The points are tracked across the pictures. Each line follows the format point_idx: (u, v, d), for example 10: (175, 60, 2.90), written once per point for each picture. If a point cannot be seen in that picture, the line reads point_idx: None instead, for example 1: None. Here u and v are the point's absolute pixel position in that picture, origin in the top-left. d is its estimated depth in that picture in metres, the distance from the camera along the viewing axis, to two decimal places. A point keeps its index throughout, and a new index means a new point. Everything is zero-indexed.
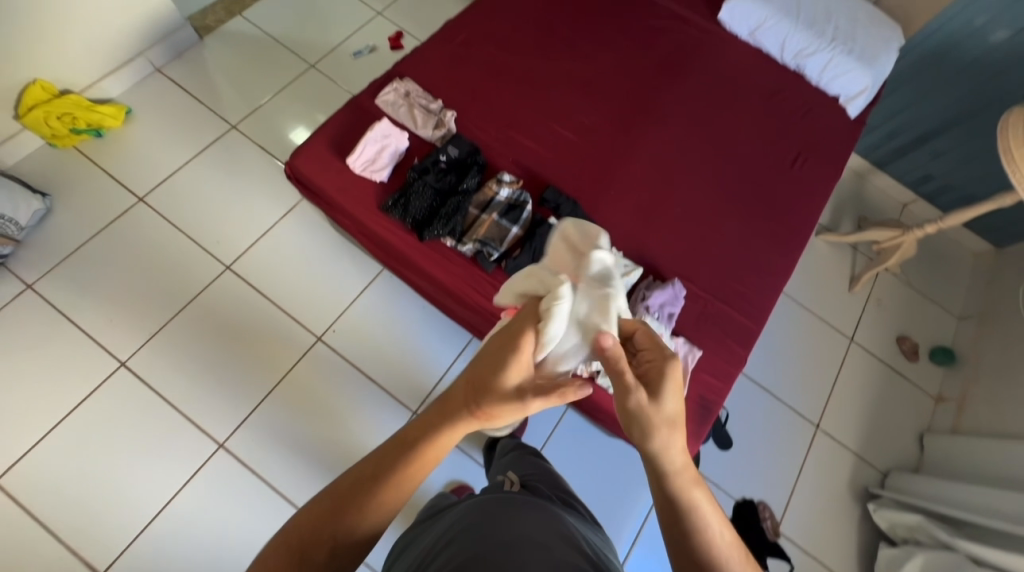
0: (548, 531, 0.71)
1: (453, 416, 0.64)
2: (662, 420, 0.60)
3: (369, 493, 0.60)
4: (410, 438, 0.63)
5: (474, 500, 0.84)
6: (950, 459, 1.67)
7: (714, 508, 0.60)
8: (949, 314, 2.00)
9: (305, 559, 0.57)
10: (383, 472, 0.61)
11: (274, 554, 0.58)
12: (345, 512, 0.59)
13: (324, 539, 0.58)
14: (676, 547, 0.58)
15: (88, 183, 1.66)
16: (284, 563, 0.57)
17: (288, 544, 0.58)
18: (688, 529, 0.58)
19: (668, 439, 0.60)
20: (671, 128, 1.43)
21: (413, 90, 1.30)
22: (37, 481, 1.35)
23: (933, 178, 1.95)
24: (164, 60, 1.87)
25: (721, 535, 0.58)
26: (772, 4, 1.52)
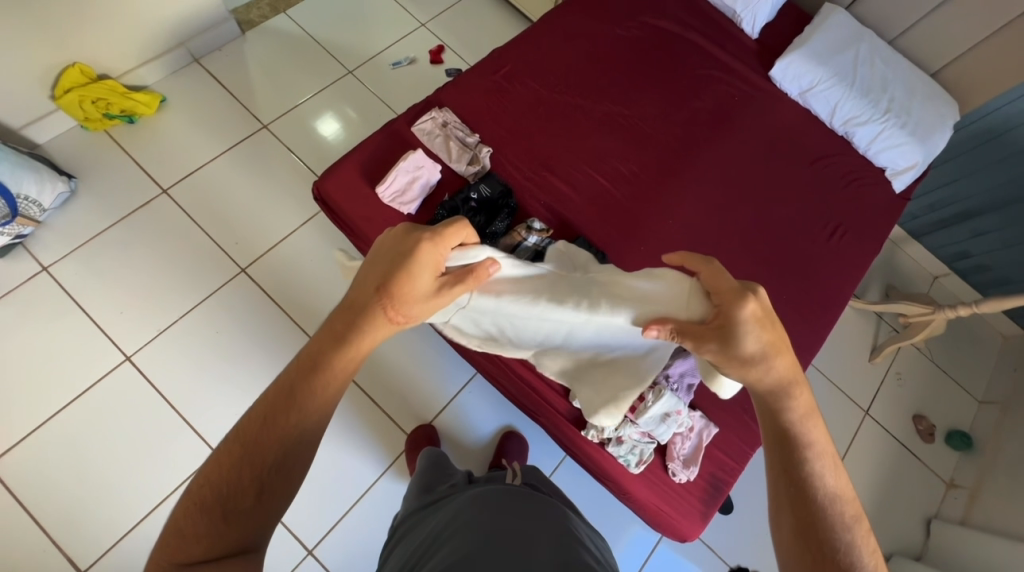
0: (551, 541, 0.79)
1: (361, 327, 0.64)
2: (753, 354, 0.68)
3: (279, 420, 0.60)
4: (314, 358, 0.63)
5: (476, 494, 0.91)
6: (957, 552, 1.60)
7: (823, 439, 0.66)
8: (971, 397, 1.93)
9: (231, 505, 0.58)
10: (292, 400, 0.61)
11: (192, 514, 0.57)
12: (260, 444, 0.59)
13: (241, 475, 0.58)
14: (788, 472, 0.65)
15: (115, 168, 1.66)
16: (208, 511, 0.57)
17: (204, 498, 0.58)
18: (795, 463, 0.65)
19: (760, 370, 0.67)
20: (707, 185, 1.41)
21: (451, 121, 1.30)
22: (29, 470, 1.34)
23: (970, 256, 1.89)
24: (204, 52, 1.86)
25: (827, 468, 0.65)
26: (826, 67, 1.48)
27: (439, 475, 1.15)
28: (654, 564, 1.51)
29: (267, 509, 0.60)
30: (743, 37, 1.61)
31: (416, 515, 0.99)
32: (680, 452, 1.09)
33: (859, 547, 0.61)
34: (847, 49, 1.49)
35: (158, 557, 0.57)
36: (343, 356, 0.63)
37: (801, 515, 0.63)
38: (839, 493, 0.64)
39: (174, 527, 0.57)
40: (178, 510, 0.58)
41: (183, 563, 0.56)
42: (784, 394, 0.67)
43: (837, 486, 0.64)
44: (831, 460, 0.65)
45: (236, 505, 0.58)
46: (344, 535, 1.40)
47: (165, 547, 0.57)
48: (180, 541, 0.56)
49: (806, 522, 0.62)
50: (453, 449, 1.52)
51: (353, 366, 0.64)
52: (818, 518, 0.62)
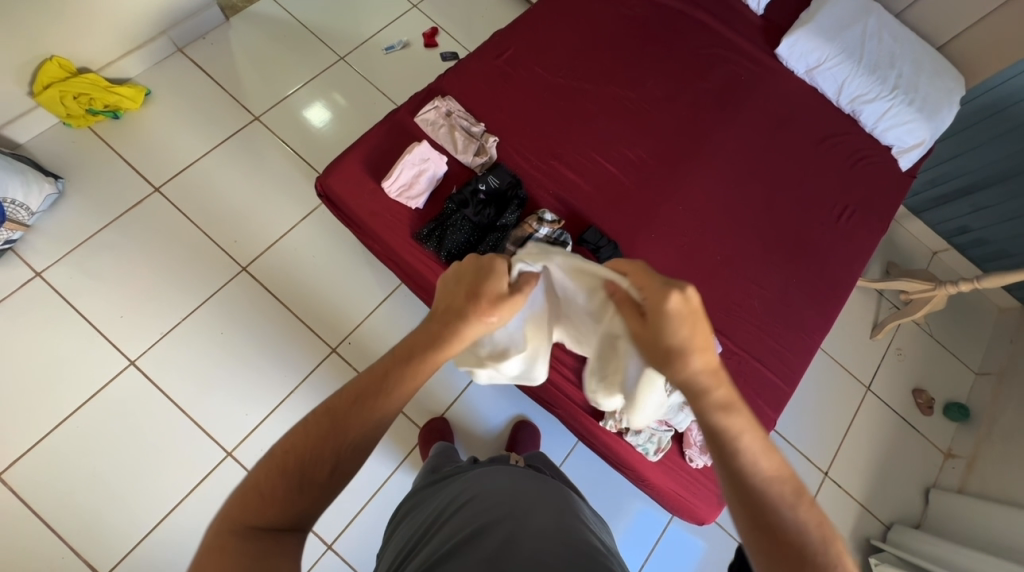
0: (574, 516, 0.76)
1: (457, 325, 0.66)
2: (677, 344, 0.64)
3: (372, 399, 0.60)
4: (412, 349, 0.64)
5: (486, 470, 0.88)
6: (955, 519, 1.65)
7: (747, 422, 0.61)
8: (968, 369, 1.96)
9: (310, 475, 0.57)
10: (379, 375, 0.62)
11: (271, 476, 0.56)
12: (350, 416, 0.59)
13: (326, 446, 0.58)
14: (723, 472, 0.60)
15: (103, 167, 1.59)
16: (286, 480, 0.56)
17: (280, 469, 0.56)
18: (731, 456, 0.60)
19: (678, 359, 0.64)
20: (716, 168, 1.39)
21: (455, 110, 1.28)
22: (40, 479, 1.32)
23: (969, 231, 1.89)
24: (187, 41, 1.77)
25: (756, 452, 0.60)
26: (834, 43, 1.44)
27: (445, 460, 1.15)
28: (665, 543, 1.55)
29: (335, 488, 0.59)
30: (748, 14, 1.57)
31: (423, 492, 0.96)
32: (696, 438, 1.12)
33: (805, 524, 0.57)
34: (855, 24, 1.47)
35: (218, 524, 0.54)
36: (433, 342, 0.65)
37: (751, 503, 0.59)
38: (774, 473, 0.60)
39: (249, 492, 0.56)
40: (252, 476, 0.57)
41: (251, 525, 0.54)
42: (698, 390, 0.63)
43: (772, 466, 0.60)
44: (759, 440, 0.61)
45: (314, 475, 0.57)
46: (361, 529, 1.41)
47: (234, 508, 0.55)
48: (250, 507, 0.55)
49: (754, 512, 0.58)
50: (466, 440, 1.53)
51: (438, 353, 0.65)
52: (763, 504, 0.58)
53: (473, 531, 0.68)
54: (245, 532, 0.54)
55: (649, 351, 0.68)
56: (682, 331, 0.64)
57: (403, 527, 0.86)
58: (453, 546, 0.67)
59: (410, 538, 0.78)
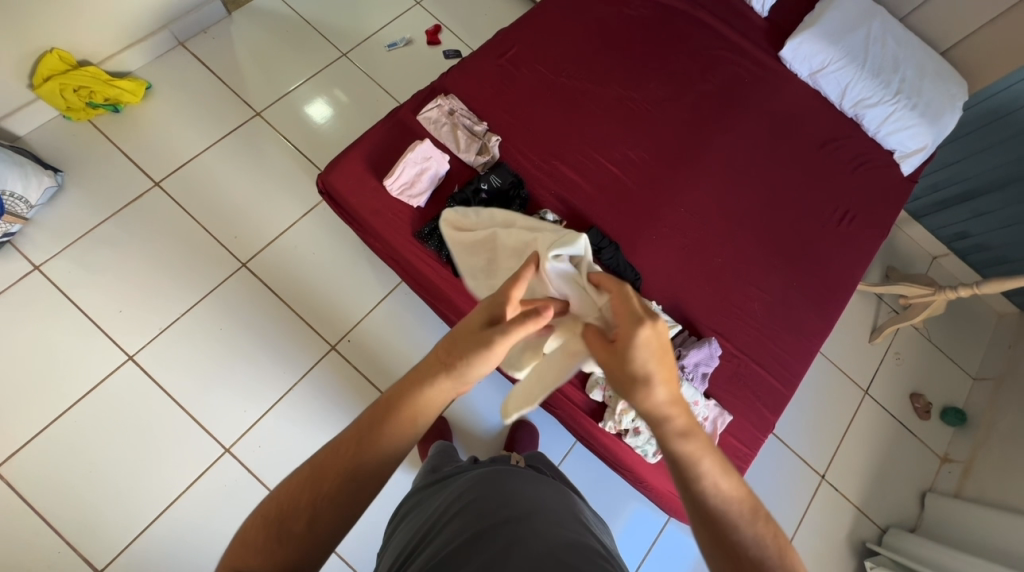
0: (573, 520, 0.75)
1: (433, 371, 0.61)
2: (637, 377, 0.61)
3: (343, 451, 0.58)
4: (386, 400, 0.61)
5: (487, 471, 0.87)
6: (950, 523, 1.66)
7: (704, 443, 0.60)
8: (965, 374, 1.97)
9: (283, 527, 0.56)
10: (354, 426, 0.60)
11: (255, 525, 0.57)
12: (336, 462, 0.58)
13: (300, 498, 0.57)
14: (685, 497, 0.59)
15: (102, 160, 1.59)
16: (284, 531, 0.55)
17: (271, 513, 0.57)
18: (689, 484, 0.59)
19: (644, 395, 0.60)
20: (719, 171, 1.39)
21: (458, 108, 1.28)
22: (37, 473, 1.32)
23: (969, 236, 1.89)
24: (189, 35, 1.77)
25: (717, 473, 0.59)
26: (838, 47, 1.44)
27: (445, 459, 1.15)
28: (662, 544, 1.56)
29: (311, 539, 0.56)
30: (752, 16, 1.57)
31: (423, 493, 0.95)
32: None
33: (765, 543, 0.57)
34: (859, 27, 1.46)
35: (225, 561, 0.57)
36: (406, 392, 0.61)
37: (710, 528, 0.58)
38: (732, 495, 0.58)
39: (236, 545, 0.57)
40: (242, 528, 0.58)
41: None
42: (660, 419, 0.59)
43: (732, 489, 0.59)
44: (717, 462, 0.59)
45: (288, 526, 0.56)
46: (359, 527, 1.41)
47: (227, 557, 0.57)
48: (235, 559, 0.56)
49: (714, 537, 0.57)
50: (464, 439, 1.53)
51: (410, 401, 0.60)
52: (725, 527, 0.57)
53: (472, 536, 0.68)
54: None
55: (614, 381, 0.63)
56: (645, 365, 0.60)
57: (403, 529, 0.86)
58: (452, 552, 0.66)
59: (410, 539, 0.78)
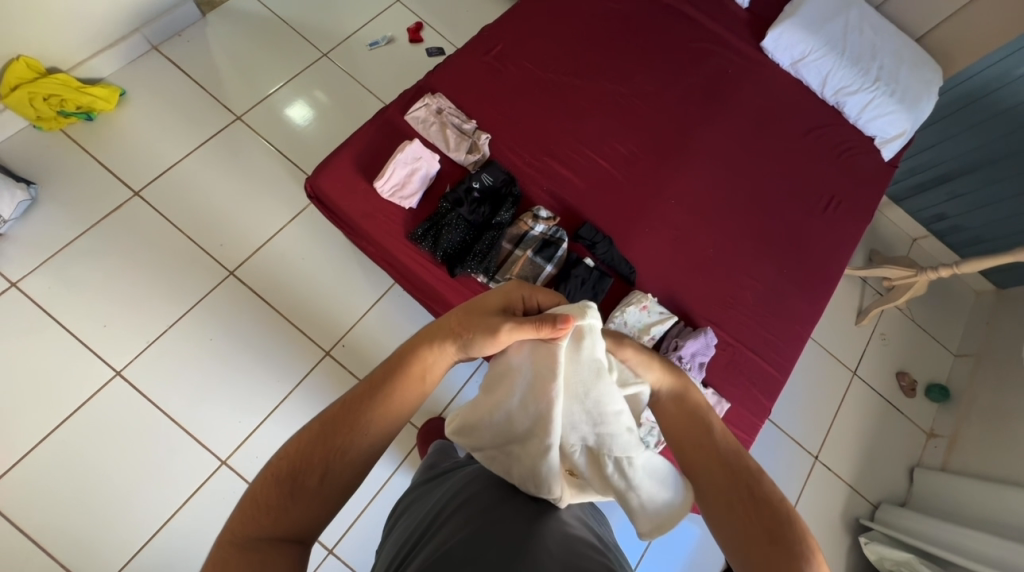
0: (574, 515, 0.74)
1: (441, 333, 0.68)
2: (659, 383, 0.76)
3: (359, 406, 0.62)
4: (398, 359, 0.66)
5: (488, 464, 0.87)
6: (938, 496, 1.72)
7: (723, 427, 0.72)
8: (947, 351, 2.03)
9: (301, 481, 0.57)
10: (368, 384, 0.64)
11: (266, 482, 0.57)
12: (353, 413, 0.61)
13: (315, 451, 0.59)
14: (708, 433, 0.69)
15: (78, 171, 1.53)
16: (273, 539, 0.55)
17: (283, 469, 0.58)
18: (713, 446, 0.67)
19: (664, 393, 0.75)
20: (707, 162, 1.40)
21: (446, 107, 1.27)
22: (26, 496, 1.28)
23: (947, 217, 1.94)
24: (163, 38, 1.71)
25: (733, 437, 0.70)
26: (818, 36, 1.46)
27: (443, 456, 1.14)
28: (664, 533, 1.58)
29: (328, 493, 0.59)
30: (733, 7, 1.58)
31: (423, 488, 0.94)
32: None
33: (787, 493, 0.64)
34: (837, 16, 1.49)
35: (226, 528, 0.56)
36: (419, 351, 0.66)
37: (734, 493, 0.63)
38: (755, 456, 0.68)
39: (245, 504, 0.57)
40: (248, 490, 0.58)
41: (246, 536, 0.54)
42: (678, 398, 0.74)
43: (751, 450, 0.69)
44: (733, 436, 0.72)
45: (305, 480, 0.58)
46: (361, 533, 1.40)
47: (234, 520, 0.56)
48: (245, 518, 0.56)
49: (734, 498, 0.62)
50: None
51: (423, 360, 0.66)
52: (754, 496, 0.62)
53: (475, 533, 0.66)
54: (236, 542, 0.54)
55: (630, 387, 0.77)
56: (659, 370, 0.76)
57: (402, 523, 0.85)
58: (459, 544, 0.65)
59: (411, 531, 0.77)
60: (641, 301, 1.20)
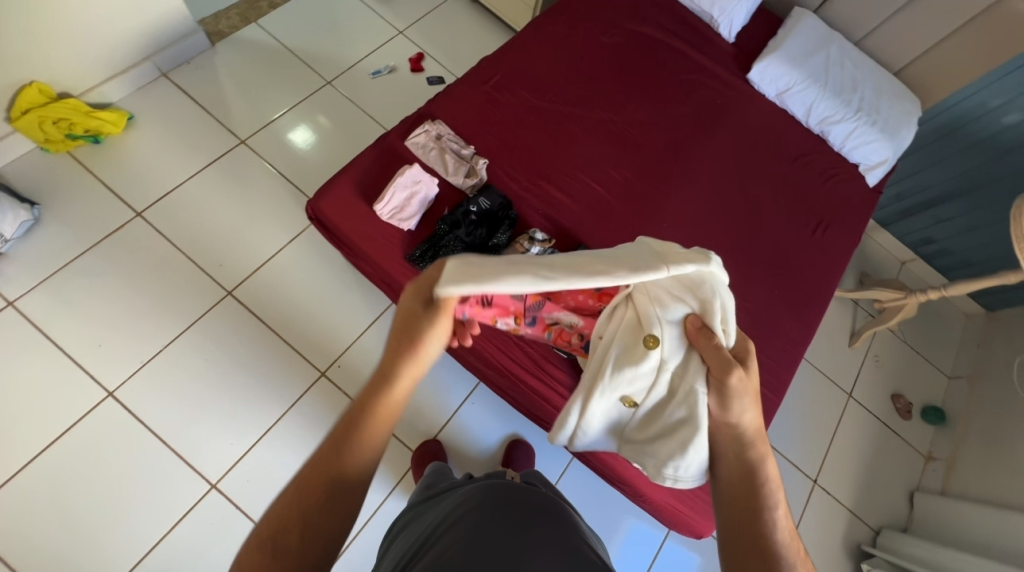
0: (566, 538, 0.72)
1: (389, 367, 0.69)
2: (740, 428, 0.75)
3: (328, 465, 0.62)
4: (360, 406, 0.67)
5: (484, 482, 0.86)
6: (939, 521, 1.69)
7: (779, 482, 0.70)
8: (941, 373, 2.04)
9: (279, 545, 0.58)
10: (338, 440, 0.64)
11: (252, 552, 0.58)
12: (323, 471, 0.62)
13: (291, 514, 0.60)
14: (749, 514, 0.68)
15: (82, 192, 1.56)
16: None
17: (263, 536, 0.59)
18: (752, 502, 0.68)
19: (746, 409, 0.75)
20: (697, 187, 1.44)
21: (445, 133, 1.31)
22: (8, 521, 1.25)
23: (933, 241, 1.99)
24: (172, 66, 1.77)
25: (784, 522, 0.67)
26: (801, 69, 1.54)
27: (440, 478, 1.13)
28: (663, 558, 1.55)
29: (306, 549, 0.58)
30: (720, 41, 1.66)
31: (419, 507, 0.93)
32: None
33: None
34: (818, 51, 1.57)
35: None
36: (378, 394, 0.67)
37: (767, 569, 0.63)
38: (795, 555, 0.65)
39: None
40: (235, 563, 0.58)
41: None
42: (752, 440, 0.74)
43: (796, 548, 0.66)
44: (789, 520, 0.68)
45: (284, 542, 0.58)
46: (351, 560, 1.36)
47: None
48: None
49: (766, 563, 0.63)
50: (459, 461, 1.51)
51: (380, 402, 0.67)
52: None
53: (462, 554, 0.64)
54: None
55: (722, 394, 0.77)
56: (750, 415, 0.75)
57: (397, 544, 0.83)
58: (456, 555, 0.64)
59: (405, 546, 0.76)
60: None
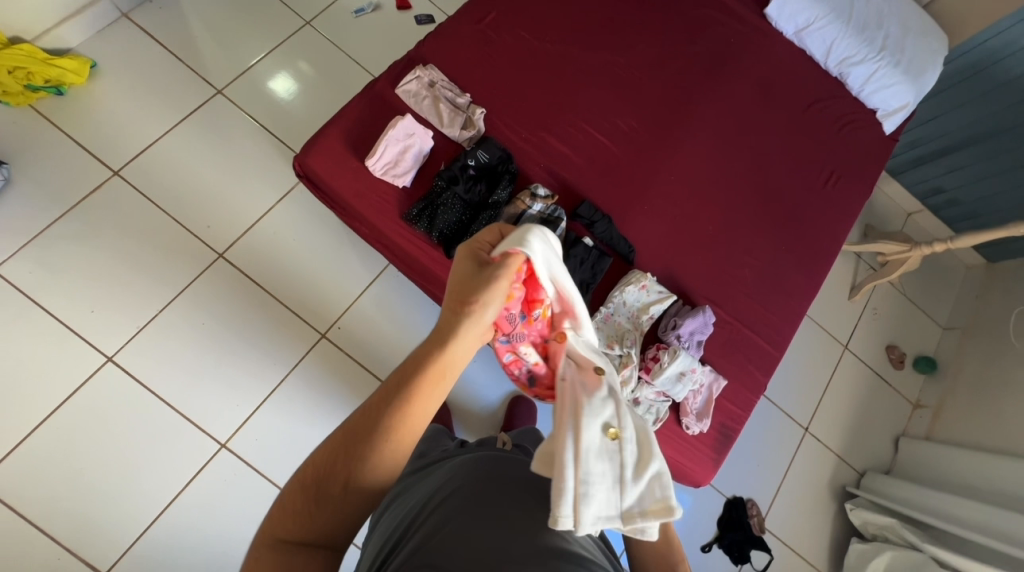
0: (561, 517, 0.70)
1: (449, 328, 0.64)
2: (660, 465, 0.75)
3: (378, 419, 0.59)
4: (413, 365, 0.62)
5: (477, 454, 0.84)
6: (921, 463, 1.78)
7: None
8: (936, 325, 2.06)
9: (322, 491, 0.57)
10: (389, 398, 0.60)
11: (292, 495, 0.58)
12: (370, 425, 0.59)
13: (337, 464, 0.58)
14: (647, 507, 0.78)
15: (50, 150, 1.46)
16: (302, 543, 0.57)
17: (307, 478, 0.58)
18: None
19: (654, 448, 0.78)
20: (706, 136, 1.36)
21: (438, 80, 1.21)
22: (24, 483, 1.27)
23: (943, 191, 1.94)
24: (133, 5, 1.61)
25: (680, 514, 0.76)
26: (824, 3, 1.41)
27: (434, 444, 1.10)
28: None
29: (348, 503, 0.58)
30: None
31: (410, 477, 0.92)
32: (693, 408, 1.17)
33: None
34: None
35: (262, 534, 0.58)
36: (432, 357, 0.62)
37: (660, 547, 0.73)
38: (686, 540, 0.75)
39: (276, 516, 0.58)
40: (276, 502, 0.58)
41: (283, 541, 0.57)
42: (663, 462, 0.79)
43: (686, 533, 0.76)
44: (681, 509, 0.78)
45: (326, 489, 0.57)
46: None
47: (267, 527, 0.58)
48: (273, 532, 0.57)
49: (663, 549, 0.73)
50: (462, 418, 1.53)
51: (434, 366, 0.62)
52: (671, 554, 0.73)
53: (454, 542, 0.62)
54: (272, 545, 0.57)
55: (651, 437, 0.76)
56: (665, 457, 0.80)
57: (389, 514, 0.82)
58: (446, 544, 0.62)
59: (396, 521, 0.74)
60: (640, 280, 1.19)
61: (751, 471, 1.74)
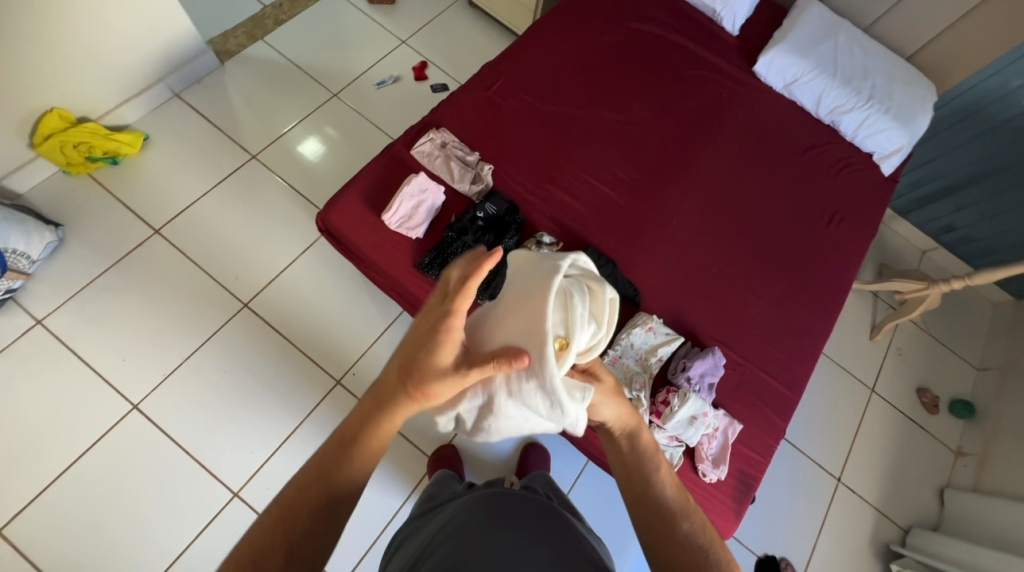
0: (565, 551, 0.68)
1: (394, 399, 0.59)
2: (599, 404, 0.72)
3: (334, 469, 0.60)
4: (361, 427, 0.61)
5: (484, 492, 0.86)
6: (971, 518, 1.63)
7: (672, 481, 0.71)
8: (968, 365, 1.97)
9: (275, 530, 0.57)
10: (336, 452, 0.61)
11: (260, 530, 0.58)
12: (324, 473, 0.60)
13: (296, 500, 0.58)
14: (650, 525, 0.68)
15: (102, 212, 1.61)
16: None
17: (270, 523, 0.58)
18: (641, 471, 0.71)
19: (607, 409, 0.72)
20: (704, 183, 1.42)
21: (450, 141, 1.32)
22: (41, 534, 1.29)
23: (955, 229, 1.92)
24: (184, 86, 1.83)
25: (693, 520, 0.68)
26: (808, 60, 1.51)
27: (443, 487, 1.08)
28: None
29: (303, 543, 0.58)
30: (723, 35, 1.64)
31: (416, 522, 0.91)
32: (708, 453, 1.13)
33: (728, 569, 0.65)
34: (826, 40, 1.54)
35: None
36: (380, 422, 0.61)
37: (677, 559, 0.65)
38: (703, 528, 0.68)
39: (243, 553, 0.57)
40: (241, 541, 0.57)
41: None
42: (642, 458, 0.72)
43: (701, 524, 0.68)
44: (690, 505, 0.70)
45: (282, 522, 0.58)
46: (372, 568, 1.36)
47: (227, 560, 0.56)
48: None
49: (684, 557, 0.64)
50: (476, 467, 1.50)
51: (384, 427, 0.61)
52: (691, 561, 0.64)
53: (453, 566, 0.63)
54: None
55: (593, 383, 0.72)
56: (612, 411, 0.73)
57: (394, 560, 0.80)
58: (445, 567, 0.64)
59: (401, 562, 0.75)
60: (646, 322, 1.21)
61: (783, 525, 1.64)
